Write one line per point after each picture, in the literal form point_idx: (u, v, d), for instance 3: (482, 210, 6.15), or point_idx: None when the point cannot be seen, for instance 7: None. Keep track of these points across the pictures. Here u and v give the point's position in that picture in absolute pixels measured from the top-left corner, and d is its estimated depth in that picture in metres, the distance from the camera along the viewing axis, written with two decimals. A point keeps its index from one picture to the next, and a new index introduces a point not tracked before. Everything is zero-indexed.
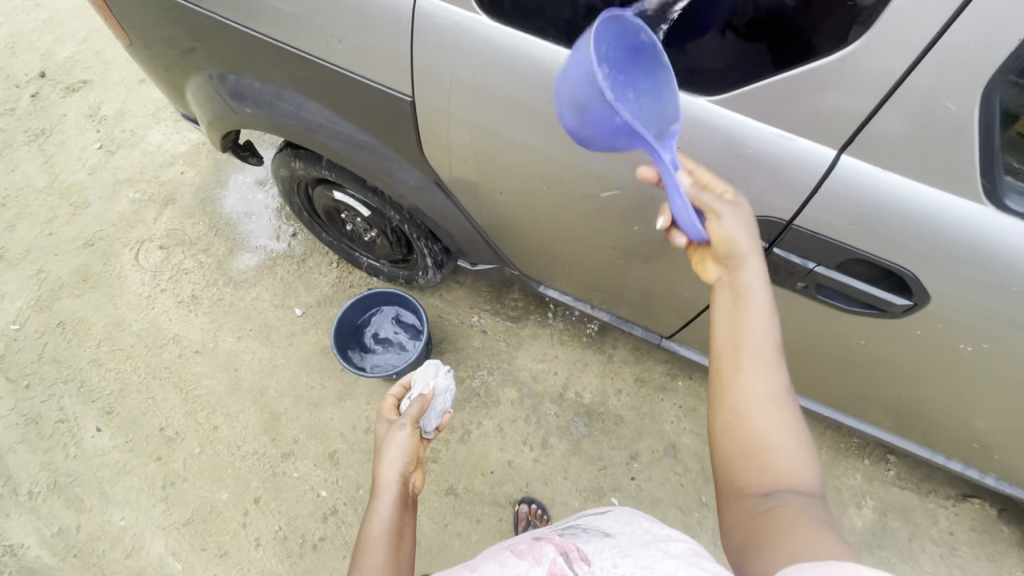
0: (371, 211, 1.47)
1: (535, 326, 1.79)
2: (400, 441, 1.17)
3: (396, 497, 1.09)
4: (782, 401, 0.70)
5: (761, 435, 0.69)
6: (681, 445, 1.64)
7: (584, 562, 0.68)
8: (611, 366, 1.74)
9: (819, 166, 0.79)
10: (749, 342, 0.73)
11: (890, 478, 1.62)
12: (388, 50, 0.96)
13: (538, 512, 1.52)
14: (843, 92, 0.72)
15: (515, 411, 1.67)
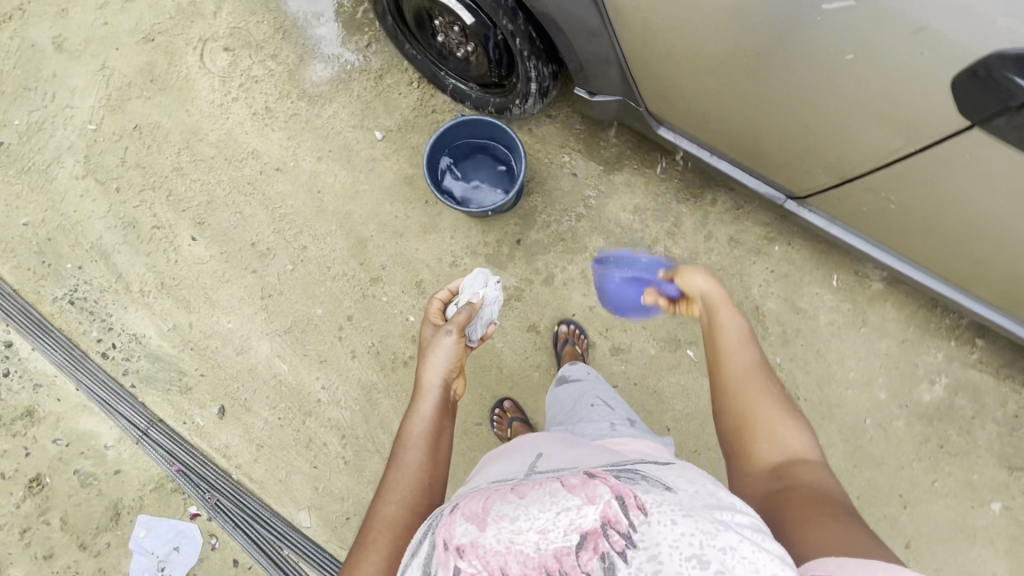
0: (475, 19, 1.26)
1: (630, 173, 1.65)
2: (444, 347, 1.20)
3: (437, 403, 1.14)
4: (762, 377, 0.89)
5: (756, 412, 0.86)
6: (765, 308, 1.62)
7: (641, 513, 0.52)
8: (705, 223, 1.64)
9: None
10: (725, 342, 0.93)
11: (972, 360, 1.60)
12: None
13: (577, 333, 1.57)
14: None
15: (601, 259, 1.63)
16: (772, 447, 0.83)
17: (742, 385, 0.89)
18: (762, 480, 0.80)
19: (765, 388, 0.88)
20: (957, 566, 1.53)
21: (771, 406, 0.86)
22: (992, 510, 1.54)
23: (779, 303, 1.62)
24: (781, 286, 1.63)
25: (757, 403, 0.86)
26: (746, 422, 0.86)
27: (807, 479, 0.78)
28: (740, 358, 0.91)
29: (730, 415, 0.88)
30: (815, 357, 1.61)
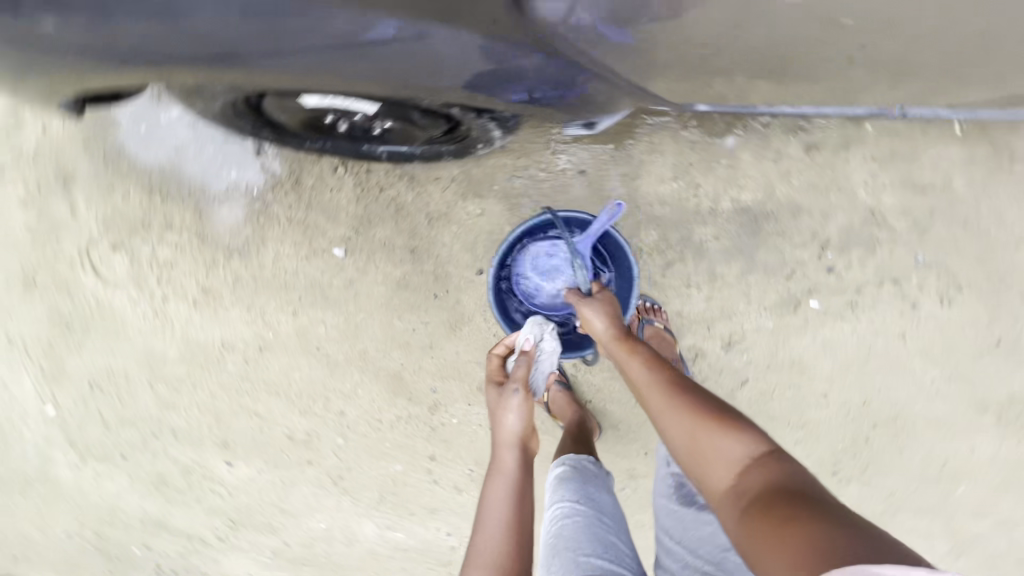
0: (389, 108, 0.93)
1: (647, 136, 1.26)
2: (516, 406, 1.13)
3: (517, 460, 1.06)
4: (667, 392, 0.89)
5: (683, 436, 0.84)
6: (880, 207, 1.27)
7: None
8: (766, 146, 1.26)
9: None
10: (636, 378, 0.95)
11: None
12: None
13: (651, 308, 1.29)
14: None
15: (664, 253, 1.30)
16: (719, 468, 0.79)
17: (649, 395, 0.92)
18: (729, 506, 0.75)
19: (667, 393, 0.89)
20: None
21: (688, 400, 0.86)
22: None
23: (896, 191, 1.26)
24: (890, 171, 1.26)
25: (670, 409, 0.87)
26: (688, 435, 0.83)
27: (769, 479, 0.74)
28: (630, 368, 0.97)
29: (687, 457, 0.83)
30: (965, 232, 1.27)
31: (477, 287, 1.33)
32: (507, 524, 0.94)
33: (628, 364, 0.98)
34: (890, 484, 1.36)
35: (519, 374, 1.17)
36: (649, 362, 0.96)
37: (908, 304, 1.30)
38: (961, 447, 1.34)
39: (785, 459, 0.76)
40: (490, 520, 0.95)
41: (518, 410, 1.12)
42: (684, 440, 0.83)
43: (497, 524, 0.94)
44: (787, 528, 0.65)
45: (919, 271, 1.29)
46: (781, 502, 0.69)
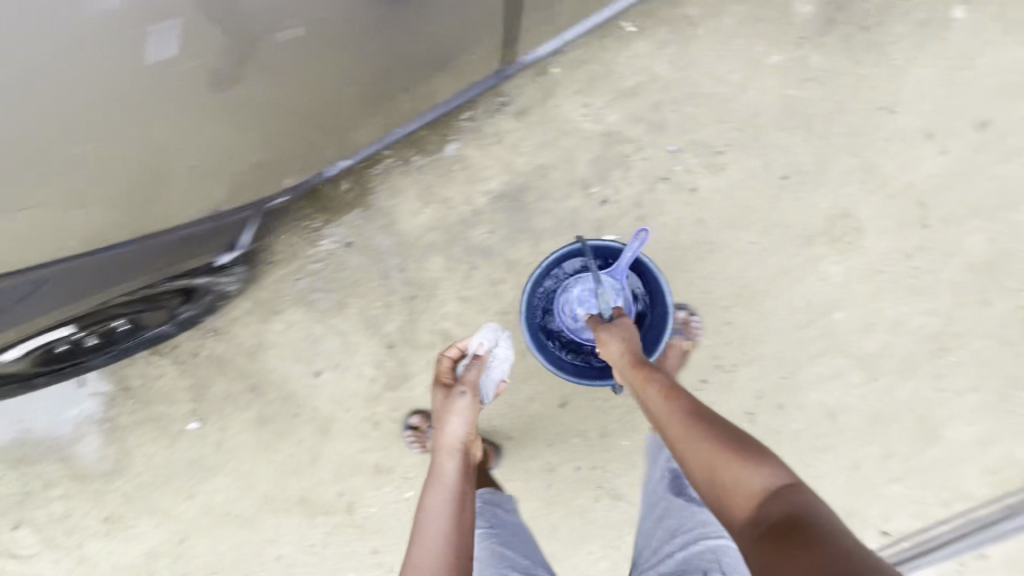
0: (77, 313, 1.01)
1: (381, 183, 1.32)
2: (462, 406, 1.10)
3: (459, 465, 1.06)
4: (688, 417, 0.90)
5: (702, 453, 0.84)
6: (611, 124, 1.30)
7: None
8: (483, 133, 1.30)
9: None
10: (655, 407, 0.96)
11: None
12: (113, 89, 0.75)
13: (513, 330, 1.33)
14: None
15: (457, 269, 1.34)
16: (739, 496, 0.78)
17: (670, 422, 0.92)
18: (749, 527, 0.75)
19: (692, 422, 0.90)
20: (982, 96, 1.29)
21: (710, 429, 0.86)
22: (961, 22, 1.26)
23: (614, 104, 1.29)
24: (599, 91, 1.29)
25: (692, 432, 0.88)
26: (710, 458, 0.83)
27: (790, 515, 0.73)
28: (648, 396, 0.98)
29: (704, 475, 0.83)
30: (695, 103, 1.29)
31: (323, 387, 1.38)
32: (446, 531, 0.94)
33: (645, 393, 0.98)
34: (774, 350, 1.36)
35: (469, 375, 1.14)
36: (665, 390, 0.96)
37: (688, 191, 1.32)
38: (813, 282, 1.35)
39: (809, 493, 0.76)
40: (429, 528, 0.95)
41: (462, 412, 1.10)
42: (701, 464, 0.84)
43: (436, 529, 0.94)
44: (809, 557, 0.65)
45: (678, 158, 1.31)
46: (798, 533, 0.69)
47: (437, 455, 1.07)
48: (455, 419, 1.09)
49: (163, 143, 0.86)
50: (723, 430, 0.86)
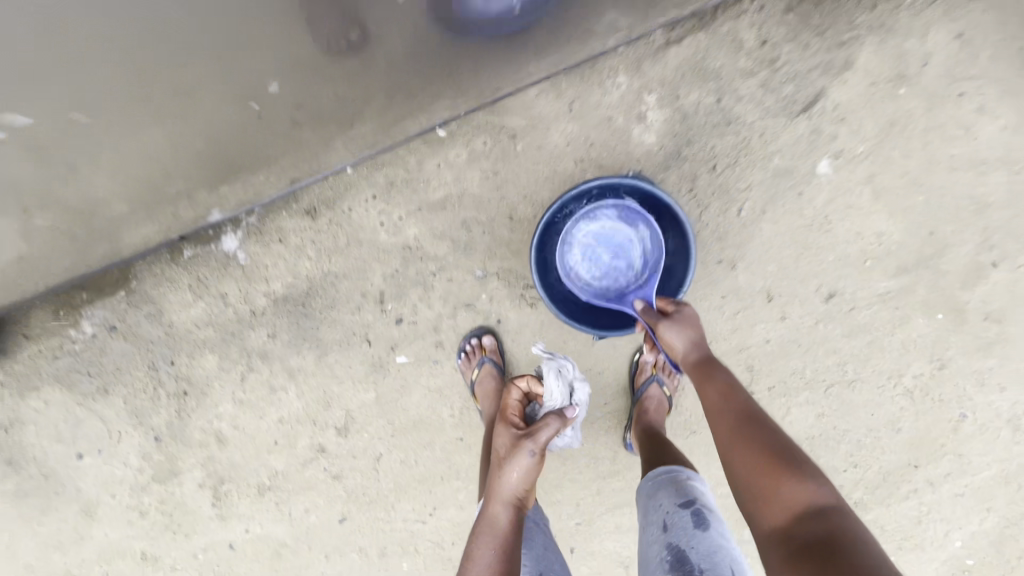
0: None
1: (149, 268, 1.16)
2: (523, 463, 0.90)
3: (510, 519, 0.89)
4: (734, 413, 0.77)
5: (754, 463, 0.71)
6: (412, 238, 1.13)
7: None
8: (265, 229, 1.14)
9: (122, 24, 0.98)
10: (705, 389, 0.82)
11: (657, 40, 1.05)
12: None
13: (486, 347, 1.16)
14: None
15: (233, 369, 1.21)
16: (773, 502, 0.67)
17: (733, 408, 0.78)
18: (781, 543, 0.63)
19: (761, 423, 0.75)
20: (834, 265, 1.12)
21: (775, 443, 0.72)
22: (824, 178, 1.08)
23: (416, 216, 1.12)
24: (400, 199, 1.12)
25: (758, 433, 0.74)
26: (758, 480, 0.69)
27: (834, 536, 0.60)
28: (708, 375, 0.83)
29: (746, 482, 0.71)
30: (509, 227, 1.12)
31: (86, 470, 1.28)
32: None
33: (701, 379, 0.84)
34: (569, 497, 1.26)
35: (544, 429, 0.93)
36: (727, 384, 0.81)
37: (493, 321, 1.17)
38: (618, 434, 1.23)
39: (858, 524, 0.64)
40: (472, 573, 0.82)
41: (522, 470, 0.90)
42: (745, 479, 0.71)
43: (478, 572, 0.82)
44: None
45: (484, 285, 1.15)
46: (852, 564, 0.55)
47: (487, 502, 0.90)
48: (514, 472, 0.90)
49: None
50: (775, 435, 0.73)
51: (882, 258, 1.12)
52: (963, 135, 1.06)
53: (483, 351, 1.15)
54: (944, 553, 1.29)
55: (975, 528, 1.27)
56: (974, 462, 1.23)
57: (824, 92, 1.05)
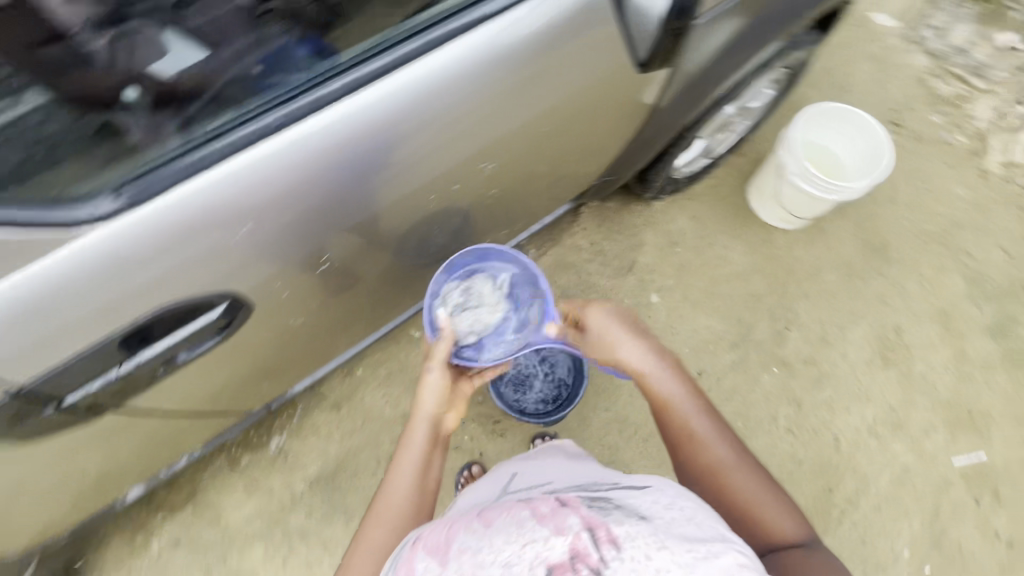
0: None
1: (213, 481, 1.53)
2: (431, 381, 0.96)
3: (427, 440, 0.93)
4: (712, 432, 0.88)
5: (728, 478, 0.83)
6: (408, 407, 1.61)
7: (612, 547, 0.54)
8: (303, 427, 1.59)
9: (144, 286, 0.72)
10: (674, 404, 0.91)
11: (535, 253, 1.78)
12: (128, 296, 0.71)
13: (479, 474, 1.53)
14: (145, 265, 0.70)
15: (277, 555, 1.47)
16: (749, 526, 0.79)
17: (706, 441, 0.87)
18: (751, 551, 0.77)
19: (738, 460, 0.85)
20: (691, 354, 1.68)
21: (753, 489, 0.82)
22: (659, 304, 1.73)
23: (409, 391, 1.63)
24: (397, 382, 1.63)
25: (736, 473, 0.83)
26: (740, 517, 0.80)
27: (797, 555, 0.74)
28: (669, 392, 0.93)
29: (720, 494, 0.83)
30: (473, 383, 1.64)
31: None
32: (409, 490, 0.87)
33: (673, 393, 0.92)
34: None
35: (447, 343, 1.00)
36: (704, 411, 0.90)
37: (477, 455, 1.57)
38: None
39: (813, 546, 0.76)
40: (401, 487, 0.88)
41: (433, 388, 0.96)
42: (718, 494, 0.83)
43: (401, 488, 0.87)
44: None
45: (465, 429, 1.59)
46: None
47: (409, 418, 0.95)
48: (423, 393, 0.96)
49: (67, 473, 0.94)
50: (738, 458, 0.85)
51: (719, 342, 1.69)
52: (725, 261, 1.78)
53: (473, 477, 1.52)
54: (899, 566, 1.50)
55: (906, 535, 1.53)
56: (868, 472, 1.58)
57: (639, 258, 1.77)
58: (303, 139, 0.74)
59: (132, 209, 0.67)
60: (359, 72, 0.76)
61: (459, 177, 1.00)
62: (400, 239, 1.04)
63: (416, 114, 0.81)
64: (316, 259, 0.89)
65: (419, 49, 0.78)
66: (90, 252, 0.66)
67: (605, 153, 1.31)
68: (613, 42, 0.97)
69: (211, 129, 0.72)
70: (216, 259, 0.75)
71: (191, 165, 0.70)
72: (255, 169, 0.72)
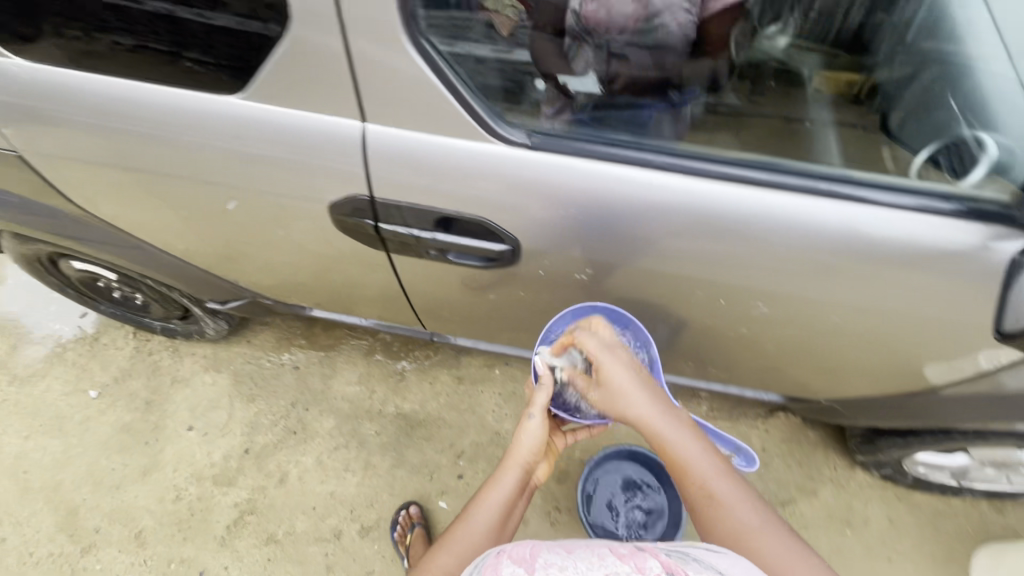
0: (118, 274, 1.45)
1: (349, 350, 1.79)
2: (529, 428, 0.99)
3: (517, 484, 0.96)
4: (723, 482, 0.83)
5: (749, 537, 0.78)
6: (504, 430, 1.66)
7: None
8: (428, 372, 1.75)
9: (490, 198, 0.91)
10: (681, 466, 0.85)
11: (704, 411, 1.69)
12: (476, 195, 0.91)
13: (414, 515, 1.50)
14: (505, 184, 0.90)
15: (335, 438, 1.64)
16: None
17: (722, 504, 0.81)
18: None
19: (761, 525, 0.79)
20: None
21: (778, 556, 0.76)
22: None
23: (516, 419, 1.67)
24: (514, 404, 1.70)
25: (758, 537, 0.78)
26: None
27: None
28: (696, 459, 0.84)
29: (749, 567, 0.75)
30: (566, 461, 1.62)
31: (182, 440, 1.63)
32: (486, 530, 0.89)
33: (684, 443, 0.86)
34: None
35: (541, 396, 1.01)
36: (715, 460, 0.85)
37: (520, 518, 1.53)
38: None
39: None
40: (480, 523, 0.89)
41: (532, 434, 0.99)
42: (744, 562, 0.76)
43: (481, 528, 0.89)
44: None
45: None
46: None
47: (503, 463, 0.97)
48: (521, 436, 0.99)
49: (313, 267, 1.21)
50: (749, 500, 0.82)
51: None
52: None
53: (409, 520, 1.48)
54: None
55: None
56: None
57: (799, 502, 1.54)
58: (669, 187, 0.89)
59: (533, 150, 0.89)
60: (745, 175, 0.90)
61: (719, 298, 1.05)
62: (632, 303, 1.12)
63: (756, 231, 0.92)
64: (586, 266, 1.02)
65: (781, 183, 0.90)
66: (488, 156, 0.88)
67: (857, 384, 1.21)
68: (969, 298, 0.93)
69: (615, 139, 0.91)
70: (542, 215, 0.93)
71: (591, 152, 0.89)
72: (618, 181, 0.89)
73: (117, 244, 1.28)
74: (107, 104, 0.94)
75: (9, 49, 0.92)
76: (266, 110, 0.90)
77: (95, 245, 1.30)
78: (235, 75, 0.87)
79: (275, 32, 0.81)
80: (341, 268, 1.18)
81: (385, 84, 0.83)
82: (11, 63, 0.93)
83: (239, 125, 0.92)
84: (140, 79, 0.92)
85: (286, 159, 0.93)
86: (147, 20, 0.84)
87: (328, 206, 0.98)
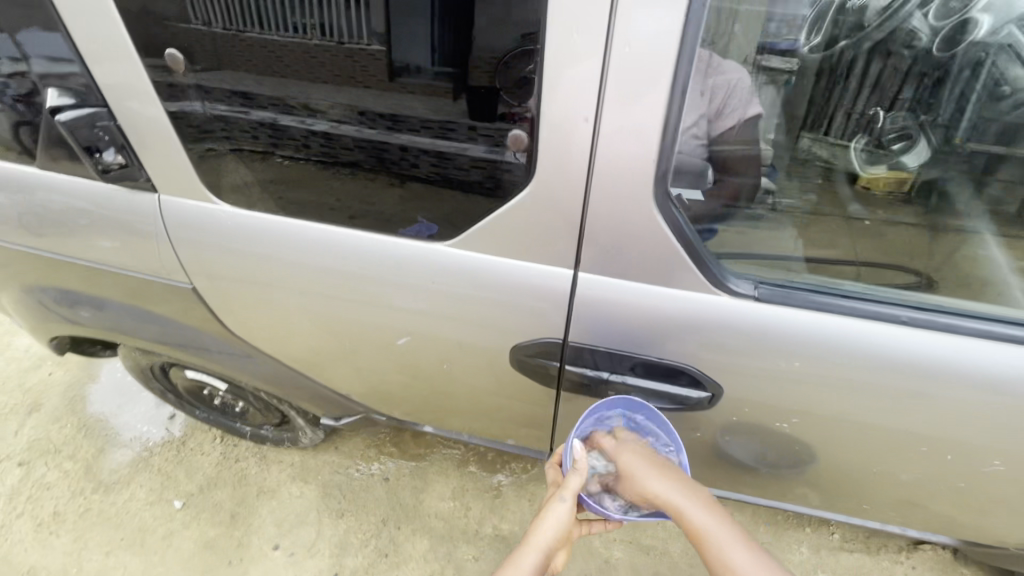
0: (228, 384, 1.42)
1: (441, 462, 1.70)
2: (558, 512, 0.83)
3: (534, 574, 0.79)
4: None
5: None
6: (616, 558, 1.49)
7: None
8: (525, 487, 1.64)
9: (695, 343, 0.91)
10: None
11: (836, 542, 1.51)
12: (684, 341, 0.90)
13: None
14: (717, 331, 0.89)
15: (431, 563, 1.49)
16: None
17: None
18: None
19: None
20: None
21: None
22: None
23: (627, 546, 1.52)
24: (621, 528, 1.56)
25: None
26: None
27: None
28: (738, 563, 0.71)
29: None
30: None
31: (267, 560, 1.49)
32: None
33: (737, 556, 0.72)
34: None
35: (575, 478, 0.84)
36: None
37: None
38: None
39: None
40: None
41: (558, 520, 0.82)
42: None
43: None
44: None
45: None
46: None
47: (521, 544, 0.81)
48: (546, 519, 0.82)
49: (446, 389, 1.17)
50: None
51: None
52: None
53: None
54: None
55: None
56: None
57: None
58: (906, 342, 0.86)
59: (754, 301, 0.88)
60: (993, 329, 0.85)
61: (897, 446, 0.97)
62: (811, 448, 1.03)
63: (996, 389, 0.86)
64: (789, 412, 0.97)
65: (1000, 335, 0.85)
66: (704, 307, 0.88)
67: None
68: None
69: (842, 289, 0.89)
70: (757, 363, 0.91)
71: (823, 304, 0.87)
72: (850, 334, 0.87)
73: (240, 360, 1.26)
74: (306, 244, 0.99)
75: (219, 200, 1.00)
76: (470, 256, 0.92)
77: (216, 360, 1.27)
78: (321, 168, 0.91)
79: (500, 188, 0.84)
80: (480, 391, 1.13)
81: (610, 237, 0.84)
82: (219, 211, 1.00)
83: (437, 268, 0.94)
84: (339, 225, 0.97)
85: (478, 303, 0.96)
86: (250, 128, 0.91)
87: (512, 346, 0.99)
